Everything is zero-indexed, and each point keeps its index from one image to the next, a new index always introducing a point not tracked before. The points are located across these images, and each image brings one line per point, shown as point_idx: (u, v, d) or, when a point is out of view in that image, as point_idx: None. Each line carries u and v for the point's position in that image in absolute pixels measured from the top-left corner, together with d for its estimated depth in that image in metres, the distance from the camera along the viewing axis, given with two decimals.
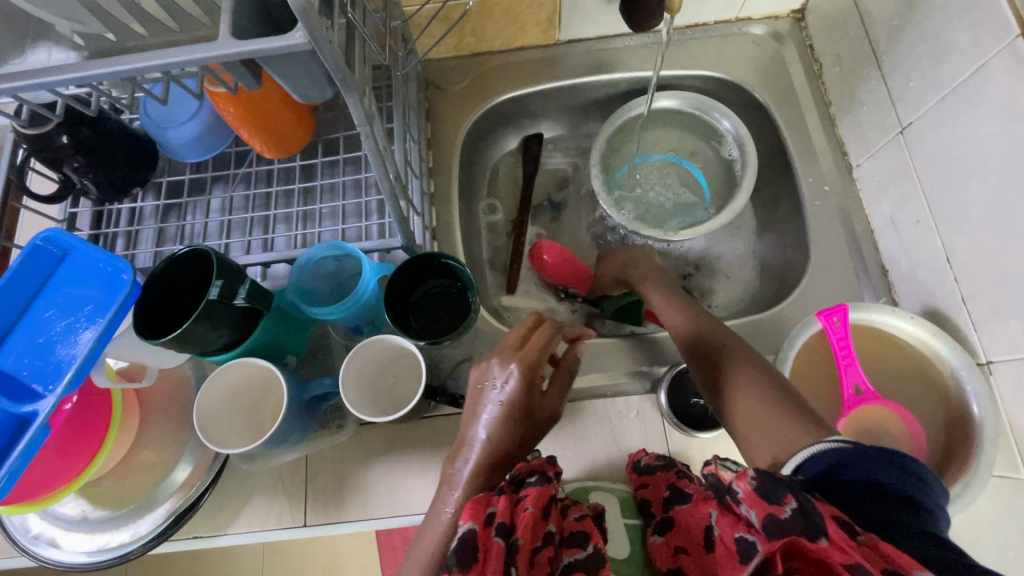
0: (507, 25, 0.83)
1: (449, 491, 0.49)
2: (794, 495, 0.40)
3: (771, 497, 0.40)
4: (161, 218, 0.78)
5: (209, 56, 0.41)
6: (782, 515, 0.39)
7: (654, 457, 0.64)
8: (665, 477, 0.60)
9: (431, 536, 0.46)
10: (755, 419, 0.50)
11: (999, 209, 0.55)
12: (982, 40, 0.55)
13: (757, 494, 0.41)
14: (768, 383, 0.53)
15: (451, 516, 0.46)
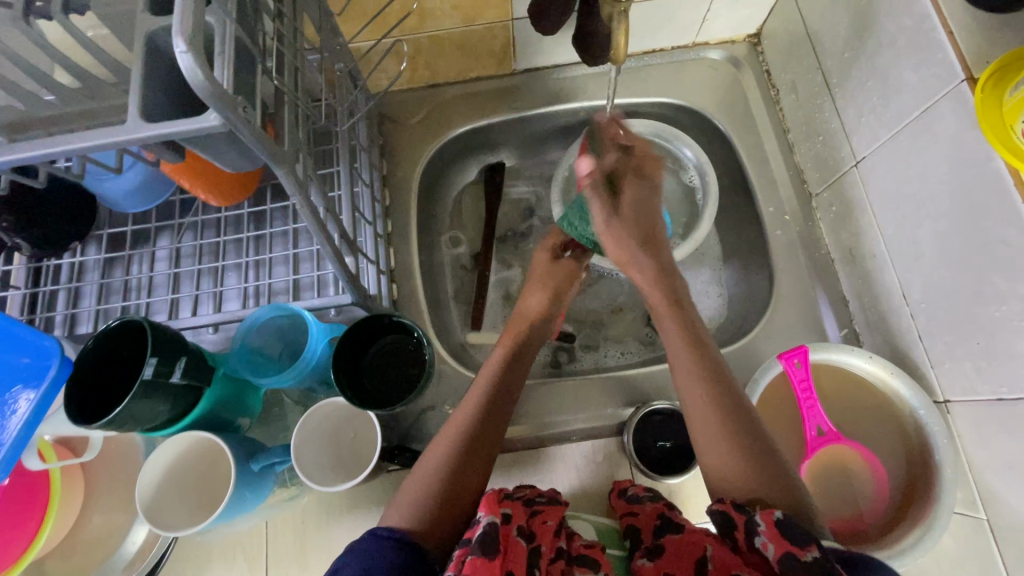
0: (461, 58, 0.80)
1: (444, 442, 0.55)
2: (817, 545, 0.41)
3: (792, 538, 0.42)
4: (105, 272, 0.74)
5: (117, 141, 0.38)
6: (802, 557, 0.40)
7: (641, 488, 0.62)
8: (655, 506, 0.56)
9: (423, 479, 0.52)
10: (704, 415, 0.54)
11: (949, 251, 0.55)
12: (929, 81, 0.55)
13: (779, 533, 0.43)
14: (719, 391, 0.55)
15: (442, 465, 0.53)
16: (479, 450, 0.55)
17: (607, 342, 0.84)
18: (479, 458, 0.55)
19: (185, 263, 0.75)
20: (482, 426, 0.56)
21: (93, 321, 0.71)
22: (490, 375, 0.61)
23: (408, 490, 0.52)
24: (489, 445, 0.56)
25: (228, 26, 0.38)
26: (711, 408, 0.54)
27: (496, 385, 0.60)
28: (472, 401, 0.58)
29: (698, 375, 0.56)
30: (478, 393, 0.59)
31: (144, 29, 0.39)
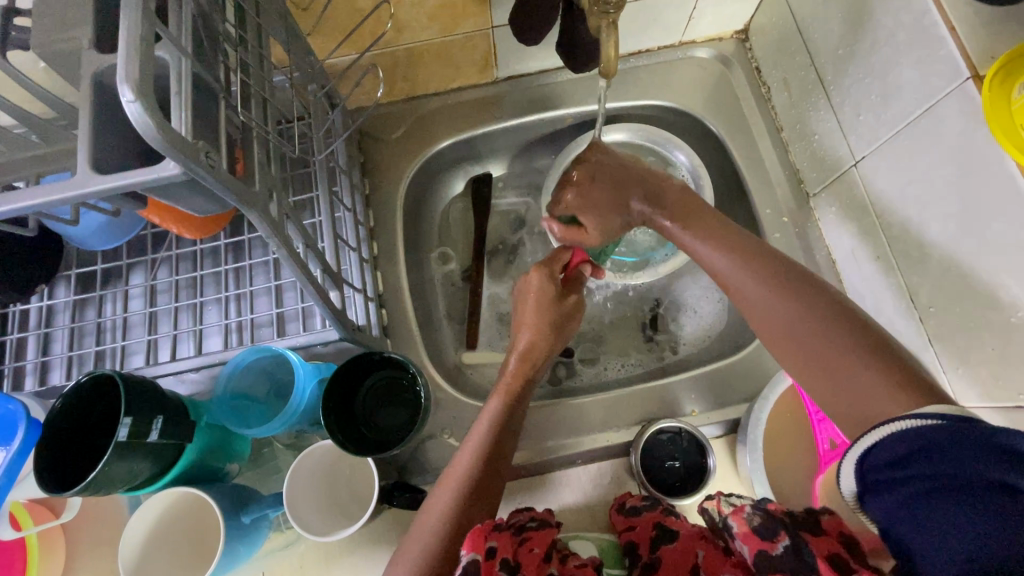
0: (440, 69, 0.77)
1: (443, 486, 0.53)
2: (788, 531, 0.38)
3: (766, 533, 0.39)
4: (76, 316, 0.68)
5: (65, 197, 0.34)
6: (774, 552, 0.37)
7: (639, 498, 0.59)
8: (651, 516, 0.54)
9: (424, 528, 0.50)
10: (795, 347, 0.49)
11: (958, 254, 0.53)
12: (931, 79, 0.52)
13: (752, 531, 0.39)
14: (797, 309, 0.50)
15: (441, 513, 0.51)
16: (482, 497, 0.53)
17: (606, 356, 0.81)
18: (483, 505, 0.52)
19: (161, 300, 0.70)
20: (484, 472, 0.54)
21: (65, 368, 0.66)
22: (491, 406, 0.59)
23: (410, 542, 0.49)
24: (494, 491, 0.54)
25: (183, 63, 0.35)
26: (798, 333, 0.48)
27: (497, 425, 0.57)
28: (473, 444, 0.56)
29: (792, 315, 0.49)
30: (480, 434, 0.57)
31: (90, 69, 0.36)
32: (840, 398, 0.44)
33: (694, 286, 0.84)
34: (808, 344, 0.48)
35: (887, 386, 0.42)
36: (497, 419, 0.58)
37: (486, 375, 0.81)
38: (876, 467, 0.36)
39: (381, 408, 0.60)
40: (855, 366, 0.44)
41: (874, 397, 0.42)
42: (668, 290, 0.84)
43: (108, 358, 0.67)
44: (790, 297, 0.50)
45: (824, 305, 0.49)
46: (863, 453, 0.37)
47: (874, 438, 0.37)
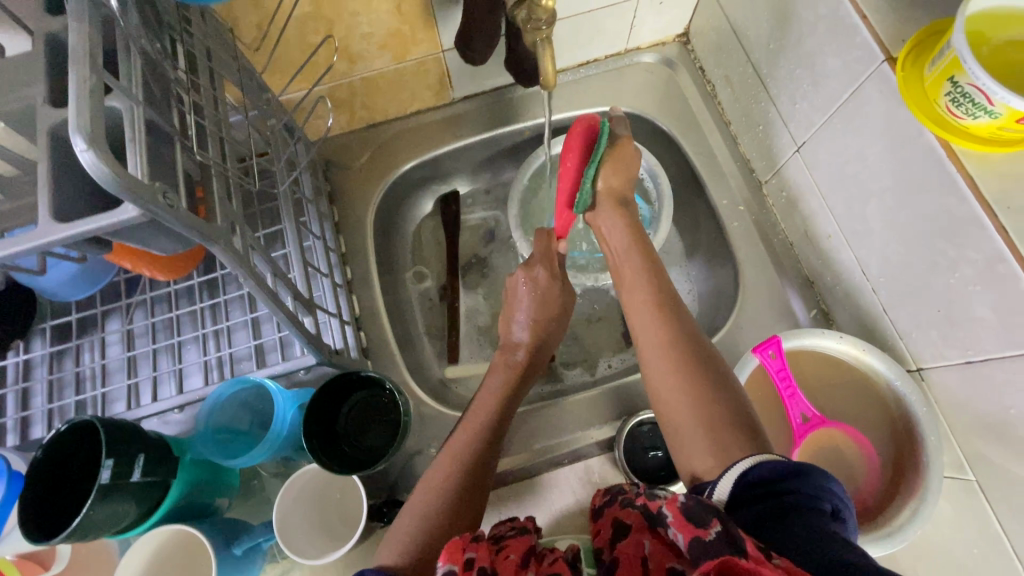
0: (397, 95, 0.79)
1: (439, 468, 0.56)
2: (722, 519, 0.36)
3: (698, 520, 0.37)
4: (53, 368, 0.68)
5: (28, 246, 0.35)
6: (707, 538, 0.36)
7: (602, 497, 0.58)
8: (611, 513, 0.53)
9: (420, 509, 0.52)
10: (662, 366, 0.54)
11: (896, 225, 0.56)
12: (852, 65, 0.56)
13: (686, 519, 0.38)
14: (676, 334, 0.56)
15: (436, 496, 0.53)
16: (477, 481, 0.55)
17: (584, 357, 0.83)
18: (465, 515, 0.53)
19: (139, 344, 0.70)
20: (467, 480, 0.54)
21: (46, 421, 0.66)
22: (485, 395, 0.64)
23: (404, 522, 0.51)
24: (476, 502, 0.54)
25: (136, 111, 0.37)
26: (667, 355, 0.54)
27: (478, 439, 0.58)
28: (453, 455, 0.57)
29: (669, 344, 0.56)
30: (460, 446, 0.57)
31: (45, 124, 0.37)
32: (682, 415, 0.50)
33: None
34: (676, 366, 0.53)
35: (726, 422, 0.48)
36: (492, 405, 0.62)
37: (470, 387, 0.82)
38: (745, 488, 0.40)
39: (364, 429, 0.61)
40: (703, 400, 0.50)
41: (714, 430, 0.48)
42: None
43: (89, 407, 0.67)
44: (670, 328, 0.57)
45: (698, 342, 0.56)
46: (733, 482, 0.41)
47: (745, 464, 0.41)
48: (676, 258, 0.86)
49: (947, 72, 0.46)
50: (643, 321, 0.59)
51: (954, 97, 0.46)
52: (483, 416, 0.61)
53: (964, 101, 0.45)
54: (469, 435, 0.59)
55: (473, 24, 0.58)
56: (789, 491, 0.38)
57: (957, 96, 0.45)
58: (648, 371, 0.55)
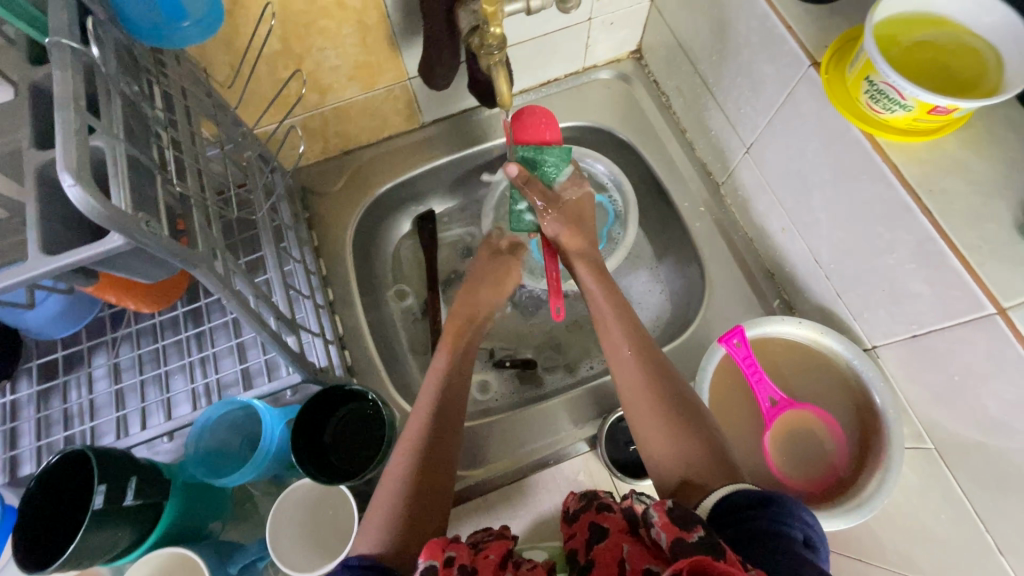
0: (369, 122, 0.83)
1: (399, 455, 0.57)
2: (704, 527, 0.41)
3: (682, 523, 0.41)
4: (40, 406, 0.69)
5: (17, 280, 0.37)
6: (689, 539, 0.40)
7: (577, 500, 0.59)
8: (587, 517, 0.54)
9: (387, 498, 0.53)
10: (642, 404, 0.58)
11: (838, 213, 0.61)
12: (784, 70, 0.61)
13: (672, 522, 0.42)
14: (653, 368, 0.61)
15: (401, 483, 0.54)
16: (436, 461, 0.57)
17: (564, 361, 0.86)
18: (431, 495, 0.55)
19: (126, 377, 0.71)
20: (427, 464, 0.56)
21: (35, 459, 0.66)
22: (432, 380, 0.65)
23: (374, 515, 0.52)
24: (441, 480, 0.56)
25: (118, 148, 0.39)
26: (642, 393, 0.59)
27: (433, 419, 0.60)
28: (411, 440, 0.58)
29: (643, 380, 0.60)
30: (416, 430, 0.59)
31: (32, 165, 0.40)
32: (663, 448, 0.55)
33: (636, 283, 0.90)
34: (653, 403, 0.58)
35: (705, 454, 0.53)
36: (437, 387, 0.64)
37: None
38: (727, 510, 0.45)
39: (352, 441, 0.63)
40: (680, 433, 0.55)
41: (690, 463, 0.53)
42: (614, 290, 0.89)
43: (78, 442, 0.67)
44: (642, 363, 0.61)
45: (667, 375, 0.60)
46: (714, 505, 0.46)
47: (724, 492, 0.47)
48: (646, 261, 0.90)
49: (863, 73, 0.51)
50: (616, 356, 0.64)
51: (872, 94, 0.51)
52: (431, 398, 0.62)
53: (882, 98, 0.50)
54: (422, 417, 0.60)
55: (432, 53, 0.62)
56: (762, 513, 0.42)
57: (875, 94, 0.50)
58: (629, 407, 0.60)
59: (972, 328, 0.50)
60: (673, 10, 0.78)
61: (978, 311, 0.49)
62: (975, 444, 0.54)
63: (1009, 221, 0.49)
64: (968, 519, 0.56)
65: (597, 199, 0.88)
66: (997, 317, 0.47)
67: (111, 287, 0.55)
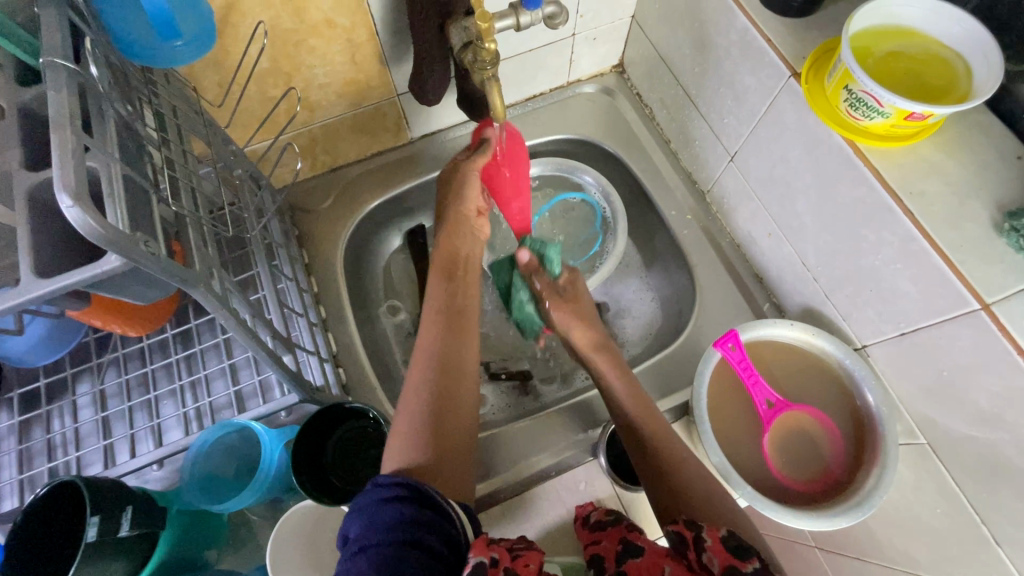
0: (358, 139, 0.83)
1: (413, 377, 0.59)
2: (759, 559, 0.43)
3: (736, 552, 0.44)
4: (21, 438, 0.66)
5: (10, 305, 0.36)
6: (746, 568, 0.42)
7: (603, 513, 0.64)
8: (617, 531, 0.58)
9: (408, 415, 0.55)
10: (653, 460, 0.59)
11: (823, 217, 0.63)
12: (765, 80, 0.63)
13: (726, 549, 0.44)
14: (659, 426, 0.62)
15: (419, 401, 0.56)
16: (450, 376, 0.59)
17: (561, 372, 0.86)
18: (452, 410, 0.56)
19: (113, 404, 0.68)
20: (444, 380, 0.58)
21: (16, 494, 0.63)
22: (433, 308, 0.66)
23: (396, 434, 0.54)
24: (460, 399, 0.58)
25: (113, 167, 0.39)
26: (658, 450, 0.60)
27: (444, 347, 0.61)
28: (425, 367, 0.59)
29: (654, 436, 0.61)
30: (428, 358, 0.60)
31: (23, 187, 0.39)
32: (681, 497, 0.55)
33: (627, 291, 0.90)
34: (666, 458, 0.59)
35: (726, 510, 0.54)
36: (436, 316, 0.65)
37: None
38: None
39: (352, 459, 0.63)
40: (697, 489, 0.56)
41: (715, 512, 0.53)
42: (605, 299, 0.90)
43: (61, 474, 0.65)
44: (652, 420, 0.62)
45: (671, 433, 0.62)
46: None
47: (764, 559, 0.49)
48: (636, 269, 0.91)
49: (842, 82, 0.53)
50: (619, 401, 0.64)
51: (851, 102, 0.53)
52: (435, 324, 0.64)
53: (861, 106, 0.52)
54: (431, 344, 0.62)
55: (423, 69, 0.63)
56: None
57: (854, 102, 0.52)
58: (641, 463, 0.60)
59: (957, 323, 0.51)
60: (654, 26, 0.80)
61: (963, 307, 0.50)
62: (967, 437, 0.55)
63: (986, 221, 0.51)
64: (965, 513, 0.57)
65: (580, 197, 0.91)
66: (982, 313, 0.49)
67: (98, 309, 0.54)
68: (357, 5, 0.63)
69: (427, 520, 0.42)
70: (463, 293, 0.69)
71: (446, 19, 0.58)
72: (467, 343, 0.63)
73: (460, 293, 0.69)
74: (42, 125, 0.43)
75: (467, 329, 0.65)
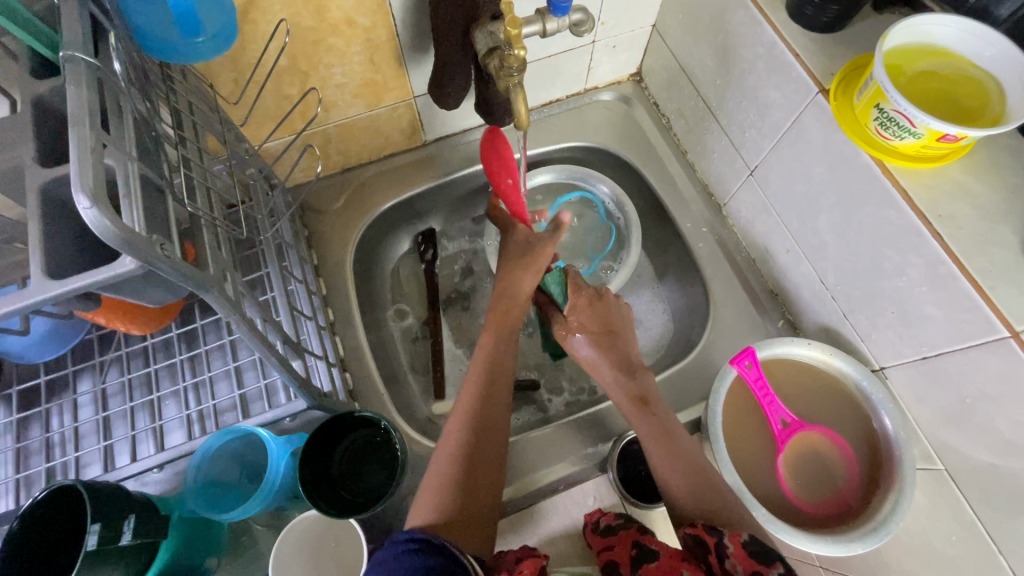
0: (371, 139, 0.81)
1: (452, 425, 0.59)
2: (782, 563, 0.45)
3: (760, 558, 0.46)
4: (20, 435, 0.64)
5: (20, 308, 0.35)
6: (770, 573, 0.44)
7: (613, 516, 0.62)
8: (629, 535, 0.58)
9: (439, 470, 0.55)
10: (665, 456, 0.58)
11: (845, 236, 0.62)
12: (791, 96, 0.62)
13: (749, 555, 0.46)
14: (660, 426, 0.60)
15: (451, 457, 0.56)
16: (488, 429, 0.58)
17: (571, 383, 0.84)
18: (484, 466, 0.56)
19: (113, 404, 0.67)
20: (480, 433, 0.57)
21: (12, 494, 0.61)
22: (479, 352, 0.65)
23: (427, 487, 0.54)
24: (495, 452, 0.57)
25: (130, 166, 0.38)
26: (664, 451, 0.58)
27: (482, 392, 0.60)
28: (461, 416, 0.59)
29: (658, 445, 0.59)
30: (467, 404, 0.59)
31: (35, 182, 0.38)
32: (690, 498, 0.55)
33: (637, 302, 0.89)
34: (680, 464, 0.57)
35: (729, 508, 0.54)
36: (481, 359, 0.64)
37: None
38: None
39: (359, 470, 0.62)
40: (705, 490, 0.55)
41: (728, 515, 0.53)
42: None
43: (59, 475, 0.63)
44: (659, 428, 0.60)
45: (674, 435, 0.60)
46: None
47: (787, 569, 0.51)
48: (648, 280, 0.90)
49: (872, 101, 0.52)
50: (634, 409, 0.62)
51: (882, 121, 0.52)
52: (475, 371, 0.63)
53: (891, 125, 0.51)
54: (472, 392, 0.60)
55: (444, 72, 0.62)
56: None
57: (885, 121, 0.51)
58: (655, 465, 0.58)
59: (985, 350, 0.50)
60: (675, 36, 0.79)
61: (990, 333, 0.49)
62: (988, 465, 0.54)
63: (1017, 247, 0.50)
64: (982, 541, 0.56)
65: (585, 195, 0.90)
66: (1011, 340, 0.48)
67: (104, 311, 0.52)
68: (379, 5, 0.62)
69: (440, 568, 0.40)
70: (510, 337, 0.66)
71: (472, 23, 0.57)
72: (505, 386, 0.62)
73: (507, 335, 0.66)
74: (56, 118, 0.42)
75: (507, 370, 0.63)
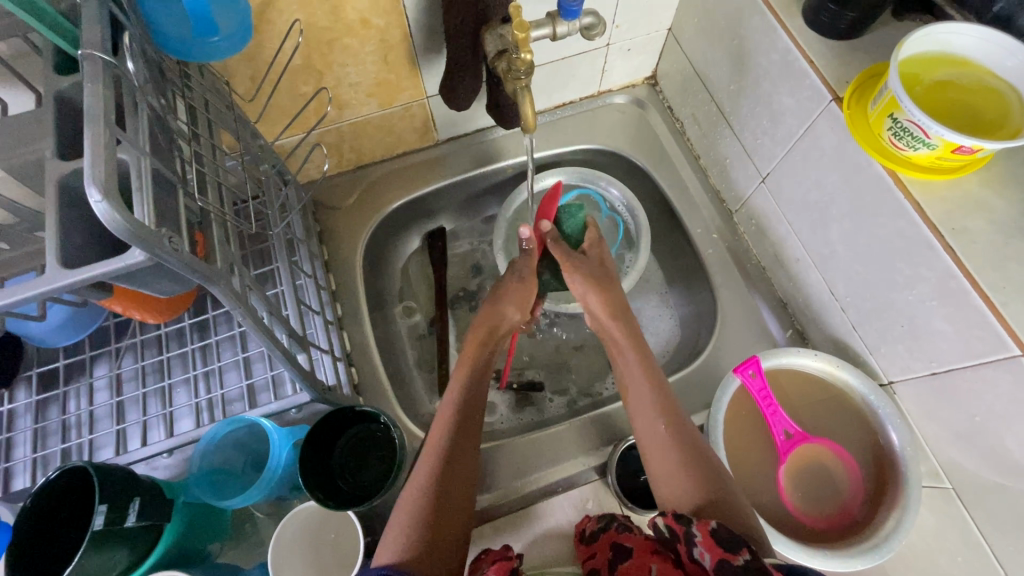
0: (384, 137, 0.82)
1: (425, 455, 0.59)
2: (749, 549, 0.44)
3: (727, 546, 0.45)
4: (39, 416, 0.67)
5: (35, 294, 0.36)
6: (735, 562, 0.43)
7: (595, 522, 0.62)
8: (608, 536, 0.58)
9: (409, 501, 0.55)
10: (659, 446, 0.58)
11: (856, 248, 0.61)
12: (805, 102, 0.61)
13: (714, 542, 0.46)
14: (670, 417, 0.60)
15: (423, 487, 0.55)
16: (459, 461, 0.58)
17: (574, 386, 0.84)
18: (454, 498, 0.56)
19: (128, 389, 0.69)
20: (451, 464, 0.58)
21: (30, 472, 0.64)
22: (455, 380, 0.66)
23: (396, 519, 0.53)
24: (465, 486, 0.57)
25: (142, 161, 0.39)
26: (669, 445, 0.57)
27: (457, 429, 0.60)
28: (435, 446, 0.59)
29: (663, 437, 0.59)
30: (438, 438, 0.59)
31: (55, 174, 0.39)
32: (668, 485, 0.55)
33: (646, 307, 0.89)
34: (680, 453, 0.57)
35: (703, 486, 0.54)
36: (457, 388, 0.65)
37: None
38: None
39: (360, 464, 0.63)
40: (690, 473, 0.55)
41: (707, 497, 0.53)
42: None
43: (74, 456, 0.65)
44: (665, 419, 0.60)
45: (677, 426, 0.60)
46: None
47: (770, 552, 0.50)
48: (656, 285, 0.89)
49: (886, 110, 0.51)
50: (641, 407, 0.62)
51: (895, 131, 0.51)
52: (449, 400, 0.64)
53: (905, 136, 0.50)
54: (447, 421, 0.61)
55: (455, 74, 0.63)
56: None
57: (899, 131, 0.50)
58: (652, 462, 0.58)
59: (996, 368, 0.49)
60: (691, 40, 0.78)
61: (1002, 351, 0.48)
62: (996, 485, 0.53)
63: None
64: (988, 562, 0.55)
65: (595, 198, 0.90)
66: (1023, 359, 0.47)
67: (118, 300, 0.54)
68: (393, 6, 0.63)
69: None
70: (485, 368, 0.68)
71: (483, 25, 0.57)
72: (478, 425, 0.63)
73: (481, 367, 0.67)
74: (76, 112, 0.43)
75: (482, 408, 0.64)
